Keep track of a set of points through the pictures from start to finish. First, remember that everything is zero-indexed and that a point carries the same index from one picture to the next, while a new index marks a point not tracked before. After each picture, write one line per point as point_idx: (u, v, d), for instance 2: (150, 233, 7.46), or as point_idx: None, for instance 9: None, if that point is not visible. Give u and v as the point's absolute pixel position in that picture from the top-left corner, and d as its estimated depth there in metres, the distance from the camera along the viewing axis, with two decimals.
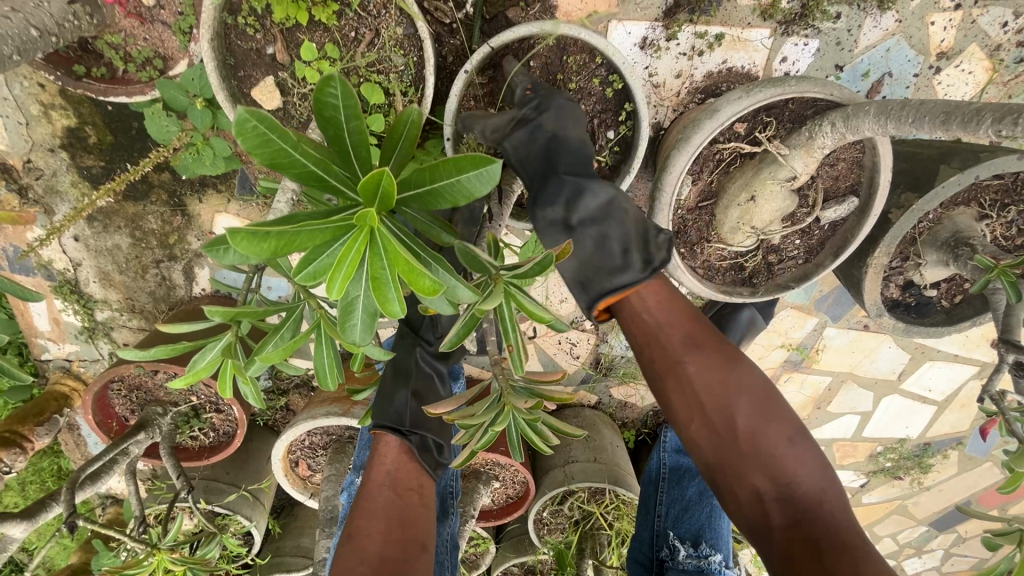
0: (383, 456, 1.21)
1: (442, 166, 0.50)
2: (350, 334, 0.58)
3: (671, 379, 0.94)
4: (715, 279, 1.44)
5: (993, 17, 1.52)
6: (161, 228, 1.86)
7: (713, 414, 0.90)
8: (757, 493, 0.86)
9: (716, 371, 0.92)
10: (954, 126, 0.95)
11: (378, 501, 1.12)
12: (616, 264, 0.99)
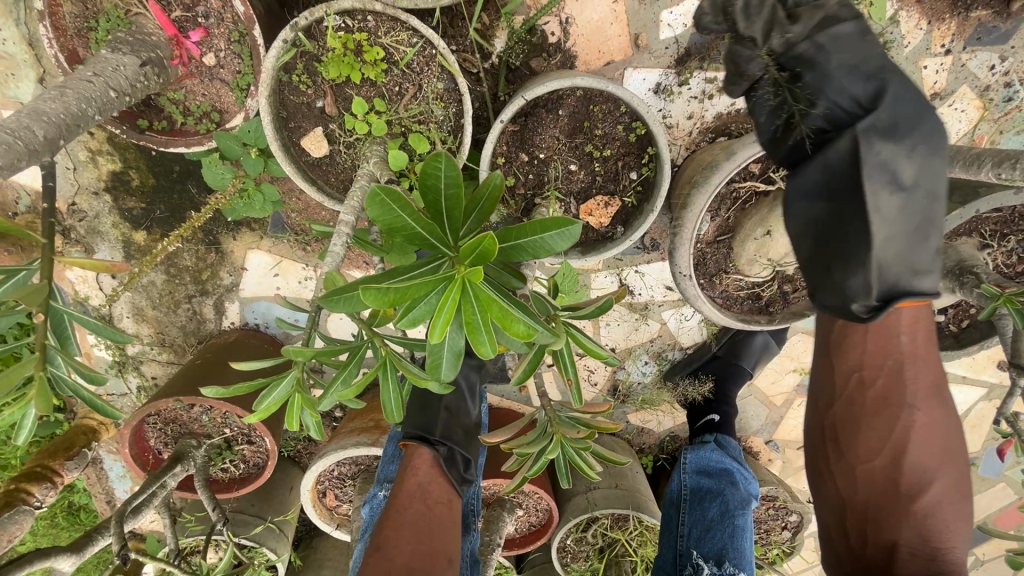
0: (415, 469, 1.25)
1: (529, 227, 0.61)
2: (438, 372, 0.66)
3: (888, 413, 0.96)
4: (733, 308, 1.52)
5: (981, 61, 1.63)
6: (195, 265, 1.94)
7: (907, 469, 0.94)
8: (911, 546, 0.91)
9: (932, 424, 0.96)
10: (957, 169, 1.04)
11: (410, 514, 1.17)
12: (924, 264, 0.91)
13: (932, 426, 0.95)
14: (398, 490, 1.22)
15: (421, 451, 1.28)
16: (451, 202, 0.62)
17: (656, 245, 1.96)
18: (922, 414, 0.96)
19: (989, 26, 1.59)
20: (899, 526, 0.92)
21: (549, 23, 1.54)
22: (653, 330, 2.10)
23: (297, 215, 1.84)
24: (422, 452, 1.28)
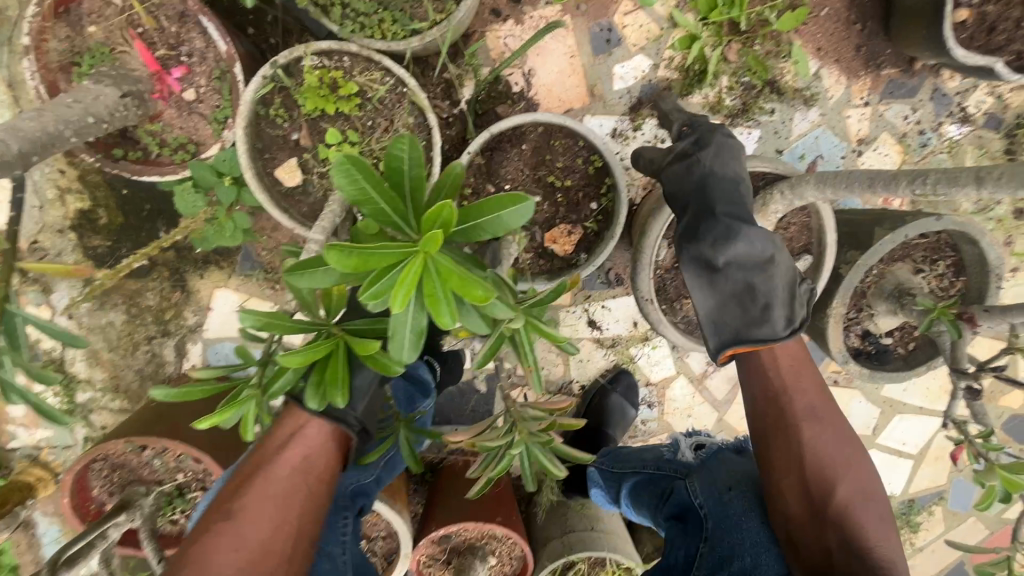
0: (295, 441, 1.01)
1: (487, 206, 0.68)
2: (396, 350, 0.70)
3: (783, 439, 1.13)
4: (695, 334, 1.58)
5: (896, 111, 1.84)
6: (159, 304, 1.90)
7: (792, 434, 1.12)
8: (781, 458, 1.11)
9: (838, 448, 1.11)
10: (879, 189, 1.15)
11: (271, 498, 0.95)
12: (756, 318, 1.19)
13: (819, 415, 1.15)
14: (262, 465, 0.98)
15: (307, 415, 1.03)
16: (417, 182, 0.69)
17: (621, 280, 2.03)
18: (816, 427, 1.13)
19: (898, 81, 1.81)
20: (771, 441, 1.14)
21: (512, 73, 1.68)
22: (622, 365, 2.14)
23: (268, 253, 1.86)
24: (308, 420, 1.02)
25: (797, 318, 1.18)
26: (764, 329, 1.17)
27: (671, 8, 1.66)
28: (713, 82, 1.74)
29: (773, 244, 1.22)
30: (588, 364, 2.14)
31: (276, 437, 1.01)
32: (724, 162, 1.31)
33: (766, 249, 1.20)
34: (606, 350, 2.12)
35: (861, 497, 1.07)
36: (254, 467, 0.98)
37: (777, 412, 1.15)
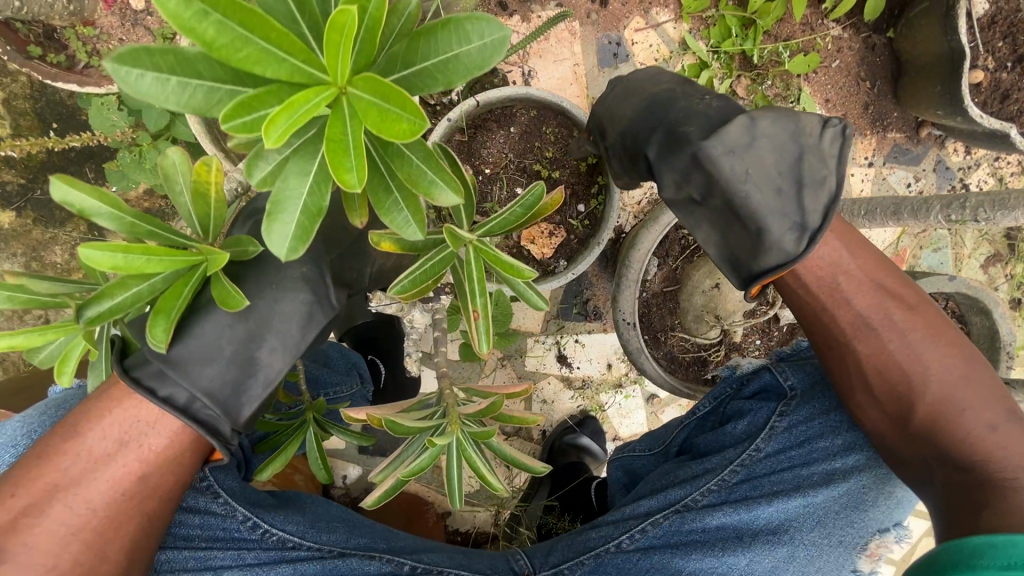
0: (112, 423, 0.75)
1: (443, 34, 0.53)
2: (276, 220, 0.56)
3: (840, 361, 0.92)
4: (678, 372, 1.38)
5: (900, 177, 1.78)
6: (65, 263, 1.61)
7: (852, 359, 0.90)
8: (851, 380, 0.92)
9: (912, 351, 0.86)
10: (905, 216, 1.01)
11: (62, 509, 0.73)
12: (757, 241, 0.87)
13: (909, 329, 0.88)
14: (58, 448, 0.74)
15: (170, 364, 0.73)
16: None
17: (599, 314, 1.84)
18: (919, 332, 0.88)
19: (903, 147, 1.75)
20: (834, 371, 0.94)
21: (512, 70, 1.57)
22: (590, 412, 1.91)
23: None
24: (154, 390, 0.73)
25: (816, 220, 0.85)
26: (773, 253, 0.86)
27: (685, 32, 1.59)
28: None
29: (733, 143, 0.85)
30: (554, 406, 1.90)
31: (89, 409, 0.76)
32: (622, 106, 1.05)
33: (743, 147, 0.85)
34: (573, 392, 1.89)
35: (999, 415, 0.83)
36: (49, 451, 0.74)
37: (865, 322, 0.89)
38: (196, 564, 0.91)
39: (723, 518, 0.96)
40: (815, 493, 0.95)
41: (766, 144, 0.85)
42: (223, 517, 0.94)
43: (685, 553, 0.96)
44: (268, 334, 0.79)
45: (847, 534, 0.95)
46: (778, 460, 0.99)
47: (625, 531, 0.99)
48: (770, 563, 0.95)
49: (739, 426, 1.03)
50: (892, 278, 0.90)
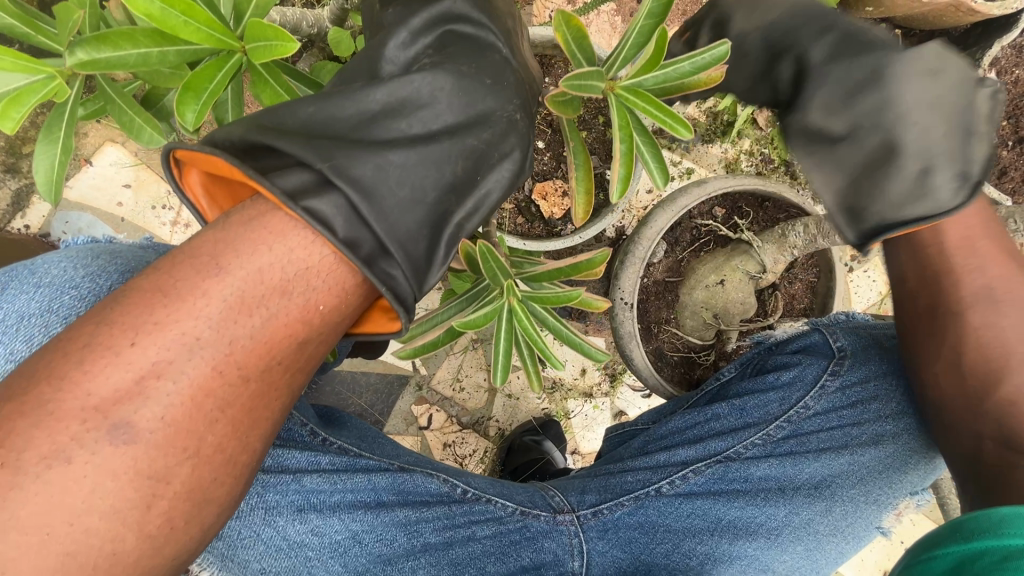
0: (272, 266, 0.61)
1: None
2: None
3: (924, 329, 0.97)
4: (664, 369, 1.32)
5: None
6: (22, 130, 1.45)
7: (939, 330, 0.95)
8: (939, 352, 0.95)
9: (998, 334, 0.90)
10: None
11: (206, 373, 0.60)
12: (912, 186, 0.77)
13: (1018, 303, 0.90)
14: (196, 295, 0.59)
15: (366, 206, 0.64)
16: None
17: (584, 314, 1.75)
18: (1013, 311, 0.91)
19: None
20: (924, 340, 0.97)
21: None
22: (554, 416, 1.80)
23: None
24: (331, 227, 0.61)
25: (977, 168, 0.76)
26: (923, 202, 0.77)
27: None
28: (735, 139, 1.67)
29: (922, 69, 0.76)
30: (518, 404, 1.80)
31: (234, 247, 0.61)
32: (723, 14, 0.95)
33: (906, 63, 0.76)
34: (542, 393, 1.79)
35: None
36: (180, 298, 0.59)
37: (968, 294, 0.91)
38: (272, 465, 0.94)
39: (767, 470, 1.09)
40: (861, 452, 1.08)
41: (939, 79, 0.75)
42: (285, 419, 0.99)
43: (726, 499, 1.09)
44: (460, 199, 0.73)
45: (875, 490, 1.08)
46: (826, 419, 1.10)
47: (666, 476, 1.12)
48: (806, 515, 1.08)
49: (787, 378, 1.14)
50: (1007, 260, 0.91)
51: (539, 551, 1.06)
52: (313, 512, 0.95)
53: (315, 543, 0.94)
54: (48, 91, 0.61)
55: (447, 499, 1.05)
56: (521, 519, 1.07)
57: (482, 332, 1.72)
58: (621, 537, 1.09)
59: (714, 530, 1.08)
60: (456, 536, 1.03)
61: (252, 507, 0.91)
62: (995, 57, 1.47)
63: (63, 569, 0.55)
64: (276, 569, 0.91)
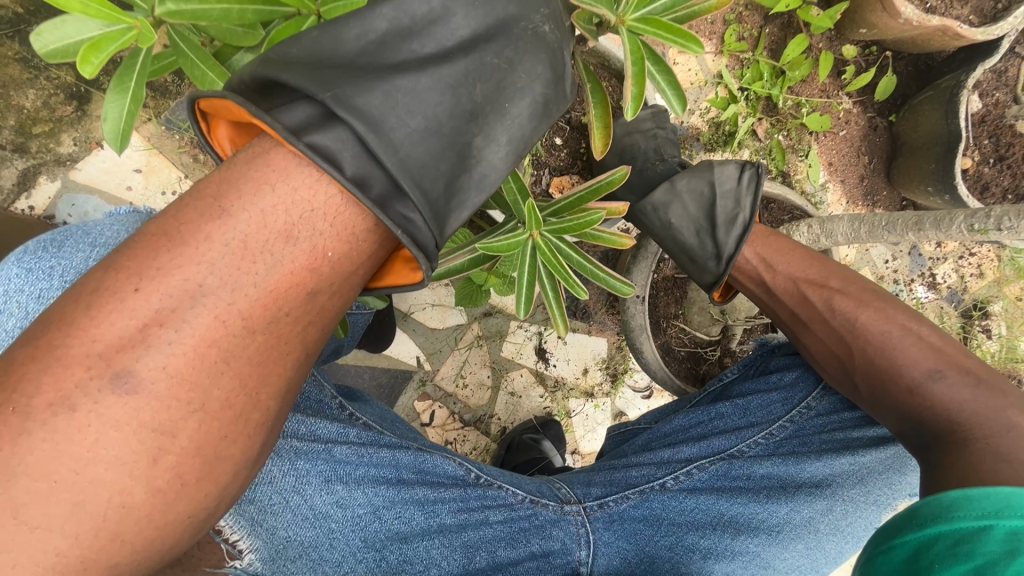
0: (276, 209, 0.61)
1: None
2: None
3: (798, 329, 1.11)
4: (671, 365, 1.35)
5: (879, 253, 1.92)
6: (32, 110, 1.44)
7: (812, 333, 1.08)
8: (820, 349, 1.07)
9: (865, 325, 1.02)
10: (927, 226, 1.07)
11: (209, 324, 0.60)
12: (696, 263, 1.15)
13: (854, 321, 1.04)
14: (199, 239, 0.60)
15: (374, 140, 0.62)
16: None
17: (587, 314, 1.77)
18: (871, 314, 1.04)
19: None
20: (809, 341, 1.10)
21: None
22: (554, 416, 1.81)
23: None
24: (338, 164, 0.60)
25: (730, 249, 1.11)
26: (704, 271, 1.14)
27: (721, 66, 1.71)
28: (736, 150, 1.74)
29: (659, 198, 1.20)
30: (520, 402, 1.79)
31: (239, 188, 0.61)
32: None
33: (699, 184, 1.19)
34: (544, 391, 1.80)
35: (940, 381, 0.93)
36: (184, 243, 0.60)
37: (824, 311, 1.07)
38: (306, 433, 0.95)
39: (770, 469, 1.07)
40: (863, 454, 1.04)
41: (686, 193, 1.19)
42: (318, 390, 1.01)
43: (730, 497, 1.07)
44: (480, 124, 0.69)
45: (876, 491, 1.06)
46: (828, 420, 1.09)
47: (671, 472, 1.10)
48: (808, 513, 1.04)
49: (789, 379, 1.15)
50: (833, 279, 1.09)
51: (548, 538, 1.06)
52: (340, 483, 0.95)
53: (339, 516, 0.94)
54: (127, 40, 0.60)
55: (462, 482, 1.06)
56: (530, 507, 1.07)
57: (486, 328, 1.74)
58: (626, 529, 1.08)
59: (716, 526, 1.06)
60: (469, 519, 1.04)
61: (284, 473, 0.91)
62: (979, 80, 1.57)
63: (74, 517, 0.56)
64: (299, 539, 0.91)
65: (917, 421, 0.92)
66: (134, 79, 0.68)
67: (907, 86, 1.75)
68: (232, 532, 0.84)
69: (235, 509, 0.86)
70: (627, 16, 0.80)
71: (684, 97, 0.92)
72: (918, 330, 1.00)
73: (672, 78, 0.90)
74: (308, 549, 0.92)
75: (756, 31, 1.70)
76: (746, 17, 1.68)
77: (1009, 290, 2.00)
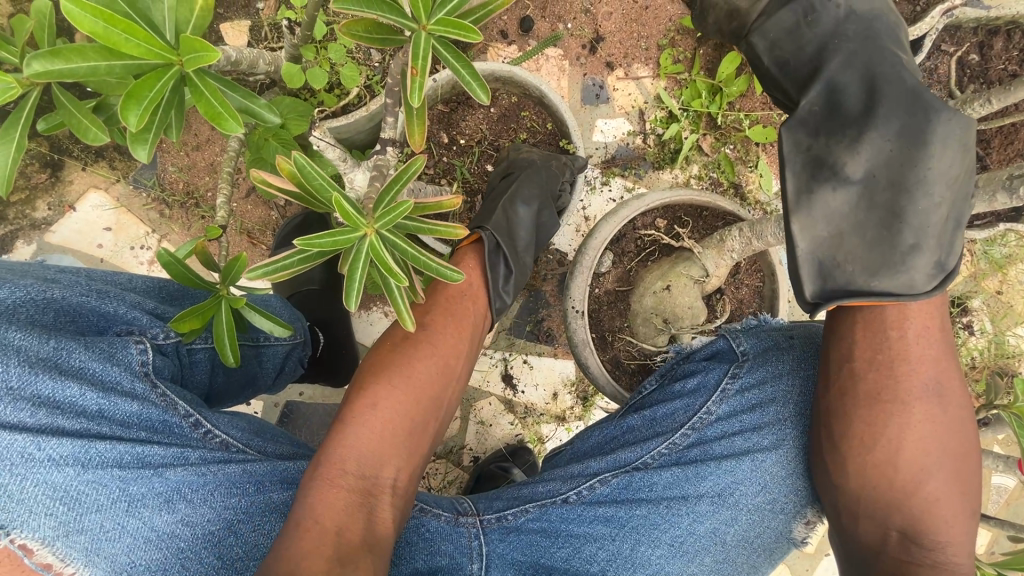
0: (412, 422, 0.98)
1: None
2: None
3: (870, 396, 0.94)
4: (621, 378, 1.37)
5: None
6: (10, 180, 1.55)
7: (881, 405, 0.94)
8: (865, 427, 0.94)
9: (931, 425, 0.93)
10: None
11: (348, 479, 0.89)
12: (896, 258, 0.90)
13: (930, 394, 0.93)
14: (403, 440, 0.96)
15: None
16: None
17: (551, 338, 1.77)
18: (939, 410, 0.94)
19: None
20: (856, 410, 0.95)
21: None
22: (526, 443, 1.79)
23: (175, 170, 1.58)
24: None
25: (954, 261, 0.90)
26: (906, 273, 0.90)
27: (659, 88, 1.76)
28: (683, 166, 1.78)
29: (905, 138, 0.89)
30: (490, 430, 1.79)
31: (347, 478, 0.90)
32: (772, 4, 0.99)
33: (894, 72, 0.91)
34: (514, 418, 1.79)
35: (949, 494, 0.93)
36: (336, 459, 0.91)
37: (897, 376, 0.93)
38: (132, 459, 0.84)
39: (671, 478, 1.06)
40: (763, 457, 1.05)
41: (954, 151, 0.88)
42: (163, 410, 0.90)
43: (631, 507, 1.06)
44: None
45: (782, 496, 1.05)
46: (726, 424, 1.08)
47: (575, 486, 1.07)
48: (712, 524, 1.05)
49: (692, 385, 1.13)
50: (927, 324, 0.94)
51: (435, 554, 1.00)
52: (183, 501, 0.87)
53: (188, 536, 0.86)
54: (7, 98, 0.62)
55: None
56: (419, 516, 1.03)
57: None
58: (524, 540, 1.04)
59: (616, 536, 1.05)
60: None
61: (115, 500, 0.81)
62: None
63: None
64: (144, 563, 0.83)
65: (907, 535, 0.92)
66: (20, 130, 0.67)
67: None
68: (62, 564, 0.78)
69: (63, 540, 0.78)
70: (426, 21, 0.65)
71: (488, 85, 0.73)
72: (967, 456, 0.94)
73: (470, 70, 0.72)
74: (156, 573, 0.84)
75: (690, 53, 1.74)
76: (679, 41, 1.74)
77: (987, 283, 1.95)
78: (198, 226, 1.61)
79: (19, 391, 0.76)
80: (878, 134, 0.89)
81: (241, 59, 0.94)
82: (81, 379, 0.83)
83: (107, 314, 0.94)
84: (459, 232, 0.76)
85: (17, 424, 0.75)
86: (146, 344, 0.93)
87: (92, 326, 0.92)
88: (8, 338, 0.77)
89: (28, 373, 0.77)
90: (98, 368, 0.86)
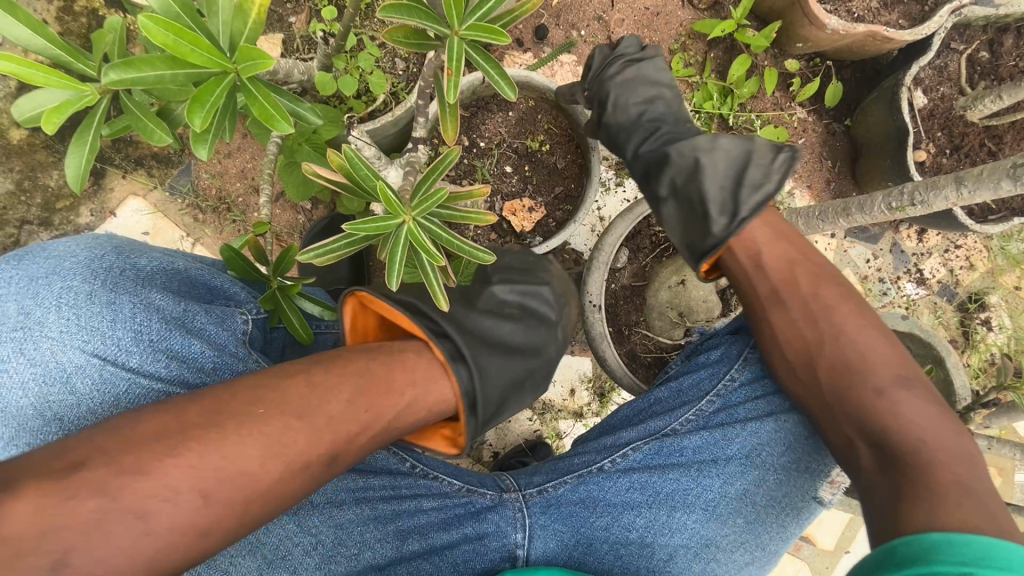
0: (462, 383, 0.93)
1: None
2: None
3: (770, 332, 1.03)
4: (638, 371, 1.41)
5: (859, 252, 1.92)
6: (55, 188, 1.64)
7: (788, 334, 1.01)
8: (788, 359, 1.00)
9: (843, 333, 0.97)
10: (854, 212, 1.15)
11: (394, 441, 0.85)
12: (708, 224, 1.10)
13: (828, 311, 0.99)
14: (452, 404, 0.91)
15: None
16: None
17: None
18: (857, 321, 0.98)
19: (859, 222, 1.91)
20: (771, 348, 1.03)
21: None
22: (545, 438, 1.83)
23: (208, 177, 1.67)
24: None
25: (745, 210, 1.05)
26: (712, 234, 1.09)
27: None
28: None
29: (704, 144, 1.13)
30: (510, 426, 1.83)
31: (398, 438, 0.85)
32: None
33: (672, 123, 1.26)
34: (533, 415, 1.83)
35: (912, 395, 0.90)
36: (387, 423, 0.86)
37: (798, 302, 1.01)
38: None
39: (698, 443, 1.09)
40: (785, 418, 1.06)
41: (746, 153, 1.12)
42: None
43: (662, 473, 1.10)
44: None
45: (807, 456, 1.06)
46: (750, 389, 1.10)
47: (608, 456, 1.13)
48: (740, 486, 1.07)
49: (715, 357, 1.16)
50: (804, 263, 1.04)
51: (482, 522, 1.08)
52: None
53: None
54: (85, 103, 0.69)
55: (395, 471, 1.06)
56: (466, 495, 1.09)
57: None
58: (562, 512, 1.11)
59: (651, 504, 1.10)
60: (402, 506, 1.03)
61: None
62: (919, 76, 1.62)
63: None
64: None
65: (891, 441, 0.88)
66: (92, 134, 0.74)
67: (858, 91, 1.81)
68: None
69: None
70: (460, 26, 0.71)
71: (515, 84, 0.79)
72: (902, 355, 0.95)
73: (499, 71, 0.78)
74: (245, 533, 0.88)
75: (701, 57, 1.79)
76: (690, 45, 1.79)
77: (1004, 279, 1.95)
78: (230, 229, 1.69)
79: (157, 344, 0.88)
80: (692, 144, 1.15)
81: (280, 68, 1.00)
82: (201, 339, 0.92)
83: (214, 287, 1.02)
84: (489, 218, 0.81)
85: (155, 374, 0.86)
86: (247, 315, 1.03)
87: (202, 297, 1.01)
88: (151, 297, 0.90)
89: (165, 329, 0.89)
90: (213, 331, 0.95)
